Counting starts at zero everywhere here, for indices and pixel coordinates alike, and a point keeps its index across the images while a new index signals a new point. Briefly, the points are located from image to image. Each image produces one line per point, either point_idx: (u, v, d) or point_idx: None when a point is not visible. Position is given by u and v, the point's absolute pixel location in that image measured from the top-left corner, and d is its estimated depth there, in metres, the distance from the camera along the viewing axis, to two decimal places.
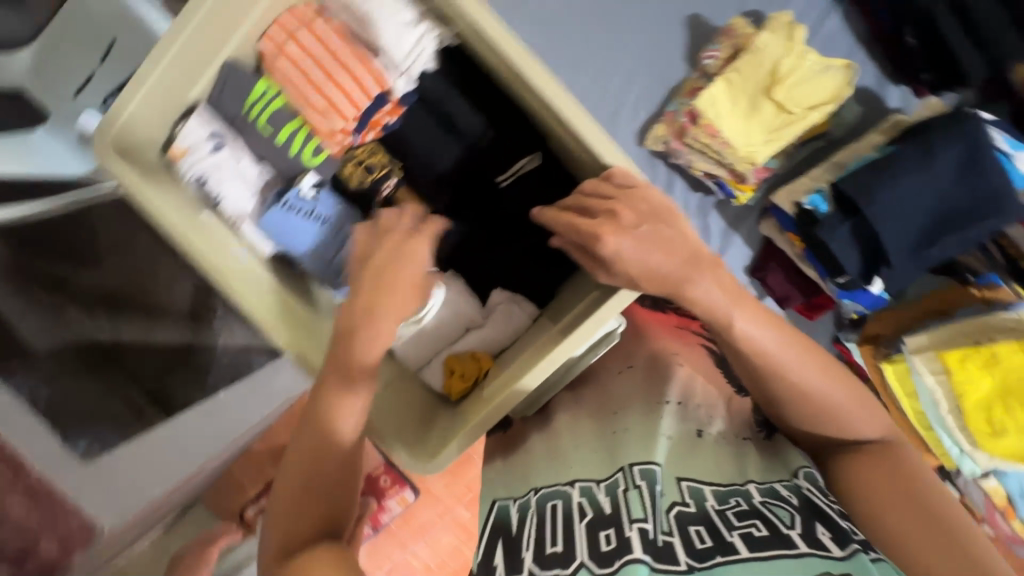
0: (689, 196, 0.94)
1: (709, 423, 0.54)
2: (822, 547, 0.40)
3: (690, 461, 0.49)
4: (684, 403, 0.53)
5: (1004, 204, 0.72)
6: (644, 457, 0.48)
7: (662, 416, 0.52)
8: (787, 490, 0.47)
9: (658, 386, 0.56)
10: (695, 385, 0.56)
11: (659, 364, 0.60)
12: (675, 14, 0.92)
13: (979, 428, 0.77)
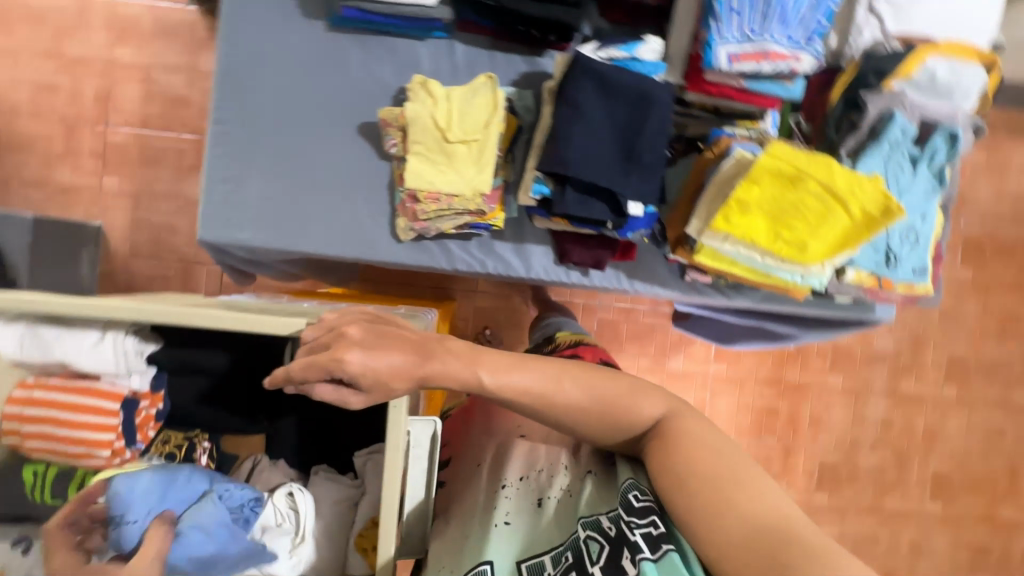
0: (468, 248, 1.01)
1: (548, 482, 0.75)
2: (621, 570, 0.60)
3: (526, 538, 0.69)
4: (521, 478, 0.75)
5: (652, 93, 0.80)
6: (476, 562, 0.66)
7: (499, 504, 0.72)
8: (606, 522, 0.64)
9: (499, 474, 0.77)
10: (535, 455, 0.80)
11: (503, 454, 0.81)
12: (347, 136, 1.00)
13: (789, 253, 0.81)
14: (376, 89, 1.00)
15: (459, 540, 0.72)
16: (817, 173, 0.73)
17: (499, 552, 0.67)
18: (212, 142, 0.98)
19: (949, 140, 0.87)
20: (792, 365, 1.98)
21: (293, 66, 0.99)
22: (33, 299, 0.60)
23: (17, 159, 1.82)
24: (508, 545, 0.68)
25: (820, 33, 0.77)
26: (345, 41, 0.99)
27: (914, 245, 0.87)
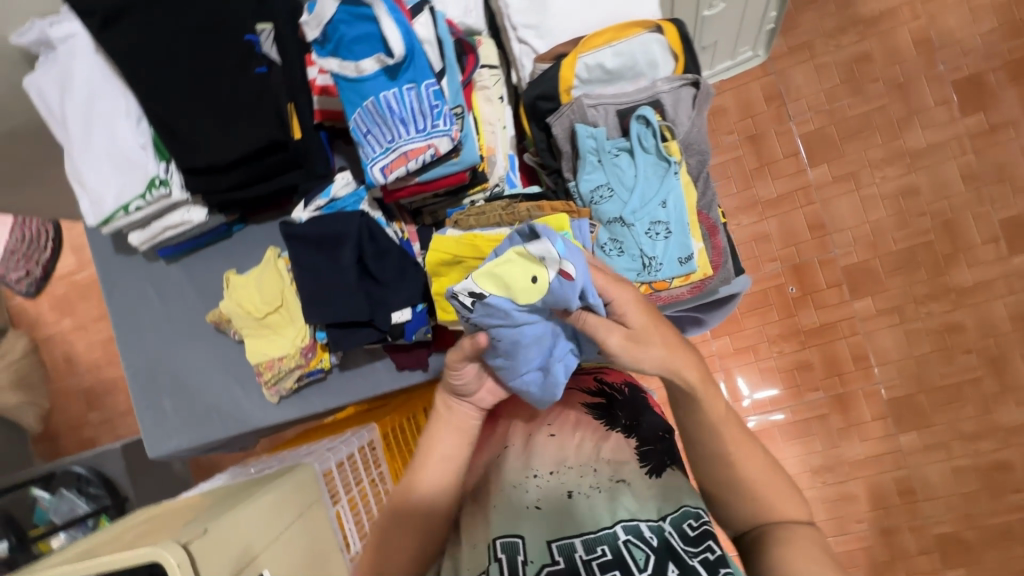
0: (325, 387, 1.12)
1: (580, 480, 0.72)
2: None
3: (559, 523, 0.67)
4: (553, 470, 0.73)
5: (351, 227, 0.88)
6: (507, 532, 0.67)
7: (531, 487, 0.71)
8: (651, 533, 0.64)
9: (531, 461, 0.75)
10: (566, 450, 0.76)
11: (535, 442, 0.78)
12: (210, 335, 1.20)
13: None
14: (217, 289, 1.20)
15: (486, 505, 0.72)
16: (470, 251, 0.76)
17: (532, 530, 0.67)
18: (128, 382, 1.24)
19: (648, 122, 0.80)
20: (803, 309, 1.75)
21: (156, 301, 1.23)
22: None
23: (114, 400, 2.37)
24: (542, 526, 0.67)
25: (440, 113, 0.78)
26: (181, 265, 1.21)
27: (668, 235, 0.81)
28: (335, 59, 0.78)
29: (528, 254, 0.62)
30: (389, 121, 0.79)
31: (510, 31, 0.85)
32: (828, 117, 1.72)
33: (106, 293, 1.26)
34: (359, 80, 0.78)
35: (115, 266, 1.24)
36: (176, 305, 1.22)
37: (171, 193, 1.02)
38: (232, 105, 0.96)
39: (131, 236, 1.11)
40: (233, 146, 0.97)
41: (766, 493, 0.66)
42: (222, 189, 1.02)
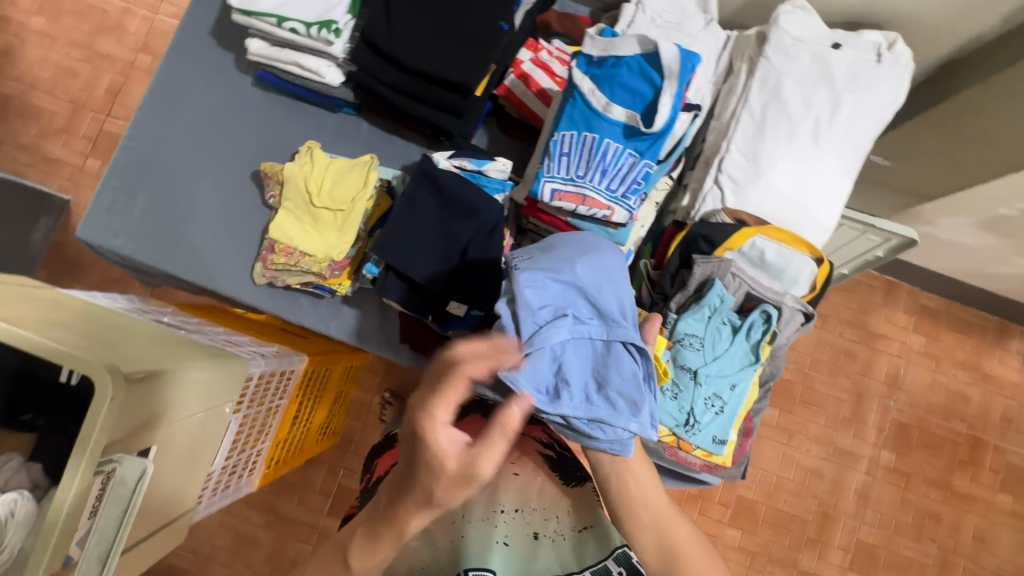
0: (317, 306, 1.04)
1: (544, 523, 0.72)
2: None
3: (524, 563, 0.67)
4: (518, 508, 0.71)
5: (484, 210, 0.86)
6: (478, 566, 0.63)
7: (498, 524, 0.69)
8: (618, 569, 0.68)
9: (495, 497, 0.72)
10: (529, 491, 0.74)
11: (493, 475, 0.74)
12: (239, 177, 1.08)
13: None
14: (283, 144, 1.09)
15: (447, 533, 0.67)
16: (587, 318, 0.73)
17: (498, 567, 0.65)
18: (116, 154, 1.07)
19: (767, 319, 0.88)
20: (689, 506, 1.88)
21: (211, 108, 1.09)
22: None
23: (20, 125, 1.99)
24: (506, 564, 0.66)
25: (637, 191, 0.81)
26: (263, 97, 1.10)
27: (718, 414, 0.87)
28: (591, 85, 0.80)
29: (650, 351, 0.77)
30: (593, 162, 0.81)
31: (715, 170, 0.91)
32: (801, 377, 1.96)
33: (165, 61, 1.10)
34: (596, 114, 0.80)
35: (196, 47, 1.10)
36: (229, 126, 1.09)
37: (332, 44, 0.94)
38: (454, 24, 0.91)
39: (250, 40, 0.99)
40: (426, 56, 0.91)
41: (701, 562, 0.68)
42: (378, 79, 0.96)
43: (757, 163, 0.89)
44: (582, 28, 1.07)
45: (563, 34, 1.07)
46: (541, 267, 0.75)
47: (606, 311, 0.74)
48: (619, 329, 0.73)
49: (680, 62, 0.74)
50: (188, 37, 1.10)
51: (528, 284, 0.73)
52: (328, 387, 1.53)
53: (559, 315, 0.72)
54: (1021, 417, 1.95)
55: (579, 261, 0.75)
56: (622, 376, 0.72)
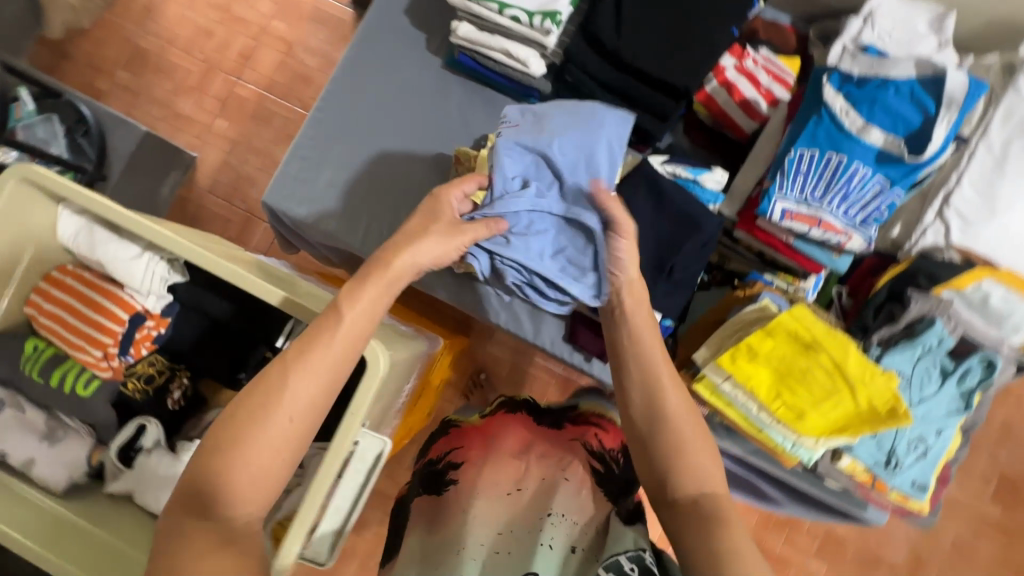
0: (488, 294, 1.03)
1: (577, 535, 0.75)
2: None
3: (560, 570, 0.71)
4: (561, 515, 0.76)
5: (703, 222, 0.83)
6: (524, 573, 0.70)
7: (545, 527, 0.75)
8: (629, 564, 0.68)
9: (546, 502, 0.78)
10: (561, 498, 0.79)
11: (548, 488, 0.80)
12: (423, 158, 1.09)
13: (784, 417, 0.78)
14: (466, 128, 1.09)
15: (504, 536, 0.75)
16: (830, 349, 0.74)
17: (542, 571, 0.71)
18: (306, 122, 1.09)
19: (986, 367, 0.84)
20: (774, 532, 1.82)
21: (400, 87, 1.10)
22: (89, 195, 0.67)
23: (155, 80, 2.05)
24: (550, 564, 0.71)
25: (877, 221, 0.77)
26: (453, 80, 1.10)
27: (920, 457, 0.84)
28: (845, 104, 0.76)
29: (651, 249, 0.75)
30: (834, 185, 0.77)
31: (939, 204, 0.86)
32: None
33: (358, 35, 1.11)
34: (847, 136, 0.76)
35: (390, 23, 1.11)
36: (415, 106, 1.10)
37: (549, 35, 0.92)
38: (684, 26, 0.88)
39: (459, 23, 0.98)
40: (650, 55, 0.89)
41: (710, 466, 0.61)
42: (587, 74, 0.94)
43: (992, 200, 0.84)
44: (789, 37, 1.03)
45: (768, 42, 1.03)
46: (523, 135, 0.85)
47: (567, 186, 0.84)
48: (579, 209, 0.82)
49: (965, 91, 0.72)
50: (384, 14, 1.10)
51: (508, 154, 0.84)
52: (432, 375, 1.35)
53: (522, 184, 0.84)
54: None
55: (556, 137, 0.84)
56: (569, 240, 0.84)
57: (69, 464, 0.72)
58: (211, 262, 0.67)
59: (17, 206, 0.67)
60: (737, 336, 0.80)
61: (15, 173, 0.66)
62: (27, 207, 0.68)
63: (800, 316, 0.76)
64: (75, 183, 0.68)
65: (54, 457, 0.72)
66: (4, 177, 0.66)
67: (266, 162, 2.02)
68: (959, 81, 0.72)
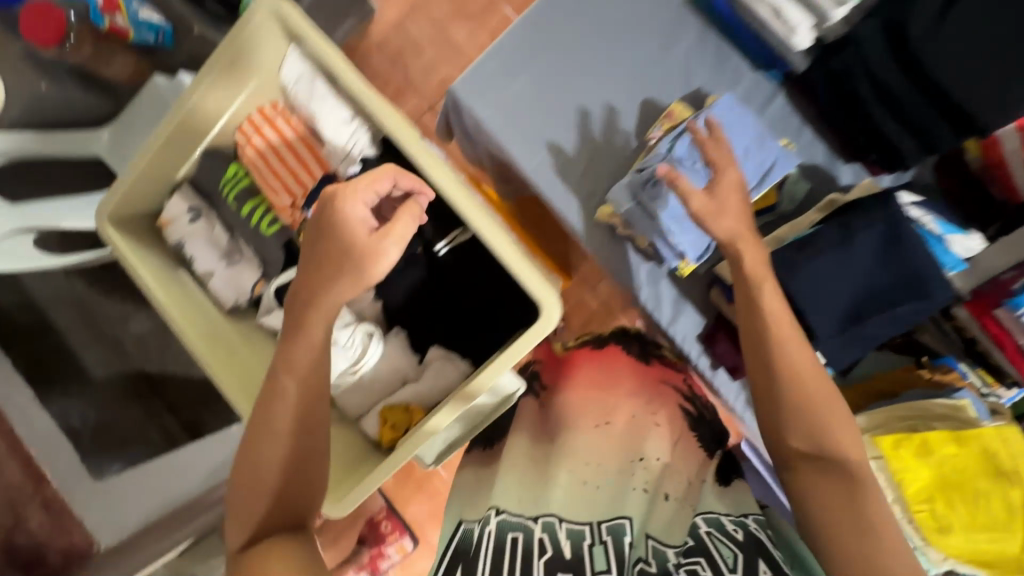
0: (639, 265, 0.98)
1: (666, 483, 0.66)
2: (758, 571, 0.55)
3: (647, 517, 0.62)
4: (644, 459, 0.67)
5: (934, 288, 0.70)
6: (614, 514, 0.60)
7: (636, 471, 0.66)
8: (732, 526, 0.63)
9: (635, 444, 0.69)
10: (665, 441, 0.71)
11: (638, 429, 0.71)
12: (630, 99, 0.98)
13: (923, 524, 0.70)
14: (683, 79, 0.96)
15: (575, 481, 0.65)
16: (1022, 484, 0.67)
17: (634, 512, 0.61)
18: (518, 20, 1.00)
19: None
20: None
21: (631, 12, 0.98)
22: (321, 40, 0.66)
23: None
24: (639, 508, 0.62)
25: None
26: (693, 22, 0.96)
27: None
28: None
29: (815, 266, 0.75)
30: None
31: None
32: None
33: None
34: None
35: None
36: (637, 37, 0.98)
37: (841, 7, 0.77)
38: None
39: None
40: (960, 69, 0.72)
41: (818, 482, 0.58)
42: (865, 67, 0.79)
43: None
44: None
45: None
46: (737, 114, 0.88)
47: None
48: None
49: None
50: None
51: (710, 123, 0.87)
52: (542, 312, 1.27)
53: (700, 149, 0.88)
54: None
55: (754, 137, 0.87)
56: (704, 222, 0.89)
57: (238, 290, 0.79)
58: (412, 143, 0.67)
59: (259, 40, 0.70)
60: (908, 425, 0.73)
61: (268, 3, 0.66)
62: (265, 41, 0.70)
63: (1000, 436, 0.68)
64: (313, 27, 0.66)
65: (226, 280, 0.78)
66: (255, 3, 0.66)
67: None
68: None
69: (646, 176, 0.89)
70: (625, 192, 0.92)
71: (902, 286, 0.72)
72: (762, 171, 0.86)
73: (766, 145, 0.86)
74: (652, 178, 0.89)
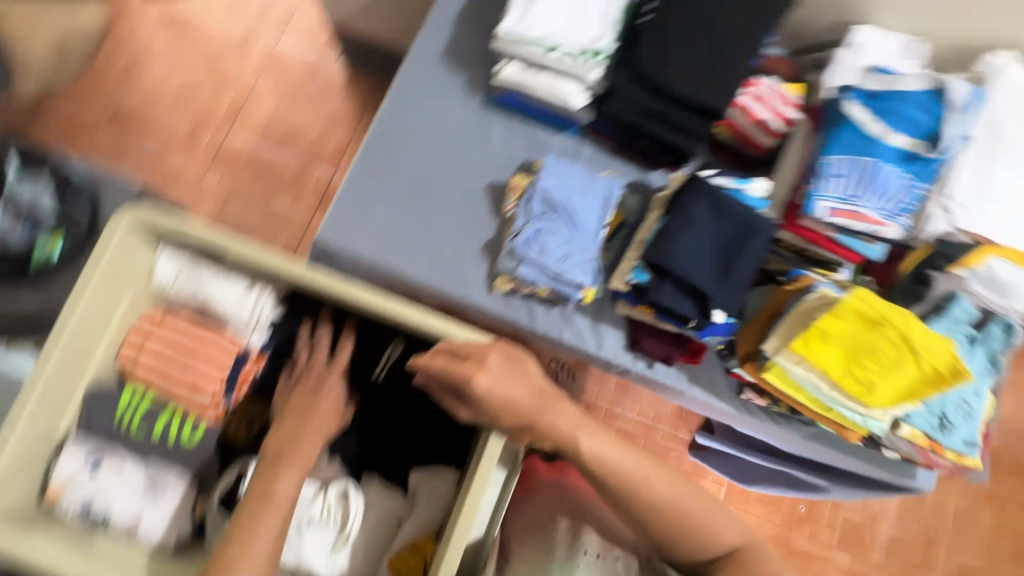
0: (549, 314, 1.06)
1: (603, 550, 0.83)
2: None
3: None
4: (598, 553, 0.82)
5: (756, 222, 0.93)
6: None
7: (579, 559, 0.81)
8: None
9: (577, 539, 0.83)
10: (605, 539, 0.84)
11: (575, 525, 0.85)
12: (476, 188, 1.12)
13: (856, 392, 0.87)
14: (508, 159, 1.15)
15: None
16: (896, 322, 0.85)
17: None
18: (354, 162, 1.11)
19: (1004, 331, 0.97)
20: (800, 529, 1.88)
21: (444, 125, 1.15)
22: (201, 228, 0.68)
23: (141, 135, 1.94)
24: None
25: (905, 211, 0.91)
26: (494, 117, 1.16)
27: (967, 417, 0.94)
28: (866, 115, 0.90)
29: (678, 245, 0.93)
30: (869, 184, 0.89)
31: (939, 197, 0.97)
32: None
33: (396, 79, 1.16)
34: (870, 140, 0.89)
35: (429, 68, 1.17)
36: (457, 142, 1.15)
37: (593, 70, 1.03)
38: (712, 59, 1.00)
39: (505, 66, 1.07)
40: (687, 82, 1.00)
41: (728, 527, 0.71)
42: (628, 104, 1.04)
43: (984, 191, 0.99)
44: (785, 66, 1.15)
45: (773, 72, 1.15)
46: (563, 167, 1.08)
47: (581, 214, 1.05)
48: (587, 237, 1.04)
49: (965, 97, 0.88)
50: (421, 59, 1.17)
51: (547, 181, 1.06)
52: None
53: (550, 202, 1.05)
54: None
55: (582, 179, 1.08)
56: (581, 252, 1.03)
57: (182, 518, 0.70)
58: (327, 281, 0.71)
59: (126, 254, 0.67)
60: (802, 325, 0.90)
61: (127, 216, 0.66)
62: (132, 253, 0.68)
63: (860, 296, 0.87)
64: (184, 220, 0.68)
65: (163, 515, 0.69)
66: (111, 221, 0.65)
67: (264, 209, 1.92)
68: (960, 89, 0.88)
69: (519, 240, 1.04)
70: (510, 259, 1.04)
71: (737, 231, 0.93)
72: (603, 200, 1.07)
73: (593, 181, 1.08)
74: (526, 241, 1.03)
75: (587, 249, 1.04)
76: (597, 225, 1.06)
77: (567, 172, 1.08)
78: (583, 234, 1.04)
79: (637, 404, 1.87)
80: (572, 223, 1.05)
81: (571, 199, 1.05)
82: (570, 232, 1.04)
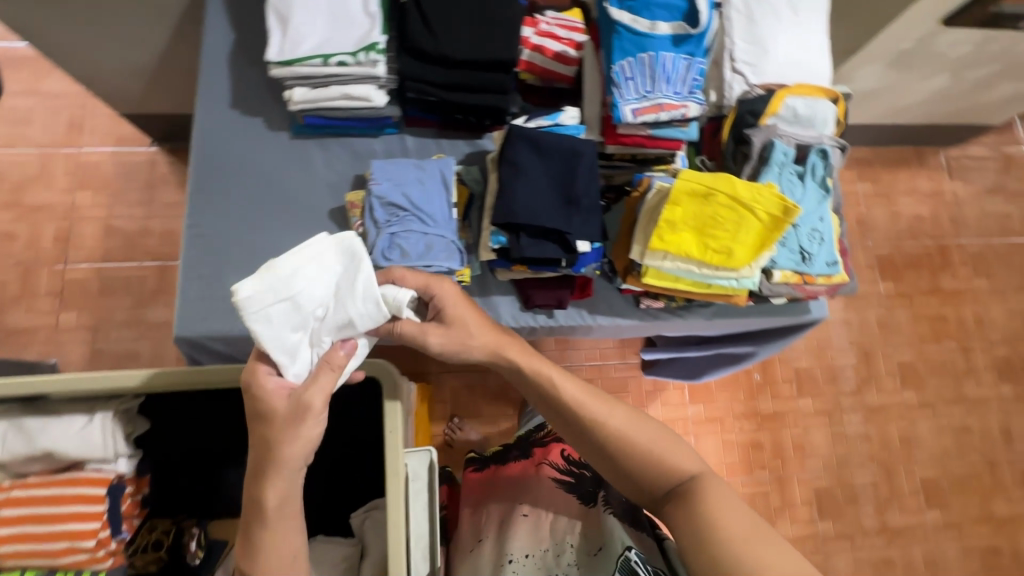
0: None
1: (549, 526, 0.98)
2: None
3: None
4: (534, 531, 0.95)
5: (578, 148, 0.97)
6: None
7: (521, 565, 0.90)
8: None
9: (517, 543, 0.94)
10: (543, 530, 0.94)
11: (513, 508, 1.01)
12: (319, 221, 1.09)
13: (719, 261, 0.93)
14: (341, 179, 1.12)
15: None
16: (723, 187, 0.92)
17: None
18: (185, 245, 1.04)
19: (822, 157, 1.06)
20: (763, 395, 2.01)
21: (262, 171, 1.10)
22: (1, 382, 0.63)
23: None
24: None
25: (698, 87, 0.97)
26: (308, 145, 1.13)
27: (822, 242, 1.03)
28: (629, 16, 0.96)
29: (519, 196, 0.95)
30: (656, 75, 0.95)
31: (729, 62, 1.08)
32: None
33: (194, 144, 1.10)
34: (642, 36, 0.96)
35: (224, 122, 1.11)
36: (283, 182, 1.10)
37: (378, 64, 1.02)
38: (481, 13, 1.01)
39: (291, 91, 1.03)
40: (468, 44, 1.01)
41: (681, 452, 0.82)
42: (424, 83, 1.03)
43: (759, 45, 1.08)
44: None
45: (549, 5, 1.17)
46: (393, 164, 1.06)
47: (427, 204, 1.04)
48: (440, 223, 1.04)
49: None
50: (212, 116, 1.11)
51: (381, 184, 1.04)
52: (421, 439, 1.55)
53: (393, 203, 1.03)
54: (969, 212, 2.25)
55: (415, 169, 1.06)
56: (441, 239, 1.03)
57: (348, 253, 0.73)
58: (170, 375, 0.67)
59: None
60: (653, 223, 0.94)
61: None
62: None
63: (687, 177, 0.93)
64: None
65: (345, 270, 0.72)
66: None
67: (137, 327, 1.77)
68: None
69: (377, 250, 1.01)
70: None
71: (565, 164, 0.97)
72: (442, 181, 1.06)
73: (426, 168, 1.07)
74: (386, 248, 1.01)
75: (445, 234, 1.04)
76: (447, 208, 1.06)
77: (400, 168, 1.06)
78: (437, 221, 1.04)
79: (581, 351, 1.91)
80: (422, 216, 1.04)
81: (412, 193, 1.04)
82: (423, 224, 1.03)
